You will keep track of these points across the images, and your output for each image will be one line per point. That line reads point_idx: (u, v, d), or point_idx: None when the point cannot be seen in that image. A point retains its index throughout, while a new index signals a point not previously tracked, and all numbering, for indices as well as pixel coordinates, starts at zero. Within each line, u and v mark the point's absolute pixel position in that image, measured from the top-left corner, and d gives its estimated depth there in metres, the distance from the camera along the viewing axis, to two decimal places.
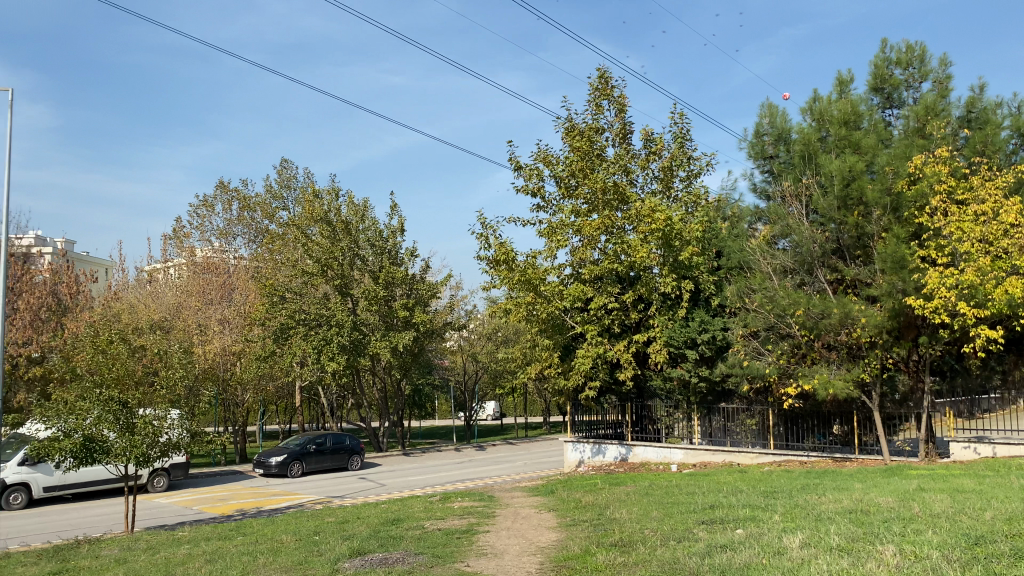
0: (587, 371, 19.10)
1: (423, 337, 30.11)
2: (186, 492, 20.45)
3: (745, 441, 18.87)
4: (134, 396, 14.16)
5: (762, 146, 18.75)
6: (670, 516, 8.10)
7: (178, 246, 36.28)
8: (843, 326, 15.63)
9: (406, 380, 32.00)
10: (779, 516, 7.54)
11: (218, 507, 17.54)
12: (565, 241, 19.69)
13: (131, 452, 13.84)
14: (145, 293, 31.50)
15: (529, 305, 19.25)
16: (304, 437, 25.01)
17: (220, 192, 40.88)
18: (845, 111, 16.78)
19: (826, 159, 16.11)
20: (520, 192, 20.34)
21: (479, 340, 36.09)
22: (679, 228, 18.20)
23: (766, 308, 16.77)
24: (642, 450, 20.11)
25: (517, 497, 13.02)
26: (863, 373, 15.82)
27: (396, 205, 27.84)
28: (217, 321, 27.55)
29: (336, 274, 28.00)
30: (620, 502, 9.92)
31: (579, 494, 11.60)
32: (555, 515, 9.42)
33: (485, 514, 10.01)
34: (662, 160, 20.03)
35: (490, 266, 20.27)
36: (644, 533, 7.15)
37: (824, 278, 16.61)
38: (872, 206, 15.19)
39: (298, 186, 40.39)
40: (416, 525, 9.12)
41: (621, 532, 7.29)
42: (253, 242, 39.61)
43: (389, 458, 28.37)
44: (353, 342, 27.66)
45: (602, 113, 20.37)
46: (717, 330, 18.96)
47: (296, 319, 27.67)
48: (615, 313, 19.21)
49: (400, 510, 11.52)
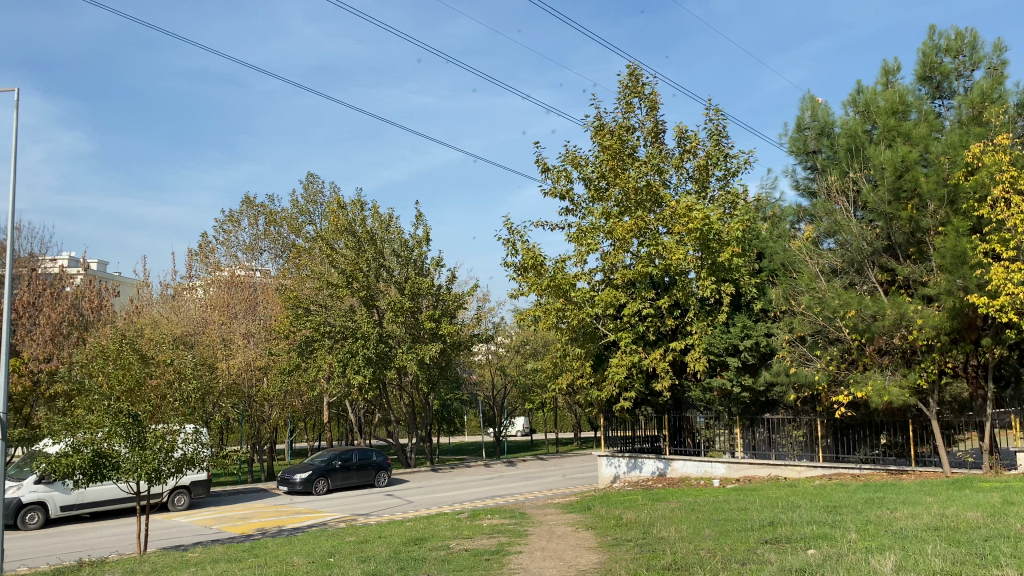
0: (621, 381, 18.17)
1: (450, 348, 29.33)
2: (208, 510, 19.82)
3: (791, 453, 17.82)
4: (145, 409, 13.46)
5: (803, 142, 17.81)
6: (726, 535, 7.20)
7: (203, 262, 35.93)
8: (897, 328, 14.59)
9: (434, 394, 31.25)
10: (853, 534, 6.60)
11: (238, 526, 16.84)
12: (596, 244, 18.84)
13: (142, 468, 13.14)
14: (169, 309, 31.10)
15: (558, 311, 18.45)
16: (329, 452, 24.27)
17: (246, 207, 40.58)
18: (893, 100, 15.79)
19: (874, 152, 15.12)
20: (548, 195, 19.61)
21: (508, 353, 35.21)
22: (717, 227, 17.27)
23: (814, 310, 15.76)
24: (682, 465, 19.13)
25: (551, 514, 12.12)
26: (920, 379, 14.69)
27: (421, 214, 27.16)
28: (241, 336, 27.06)
29: (361, 286, 27.34)
30: (667, 520, 8.98)
31: (619, 511, 10.68)
32: (594, 534, 8.54)
33: (517, 532, 9.13)
34: (696, 158, 19.13)
35: (518, 273, 19.52)
36: (702, 555, 6.25)
37: (875, 277, 15.57)
38: (927, 198, 14.14)
39: (324, 200, 40.00)
40: (440, 546, 8.26)
41: (675, 555, 6.36)
42: (280, 257, 39.12)
43: (417, 475, 27.56)
44: (378, 355, 26.95)
45: (633, 112, 19.57)
46: (760, 336, 17.90)
47: (321, 331, 26.95)
48: (651, 319, 18.25)
49: (425, 529, 10.72)
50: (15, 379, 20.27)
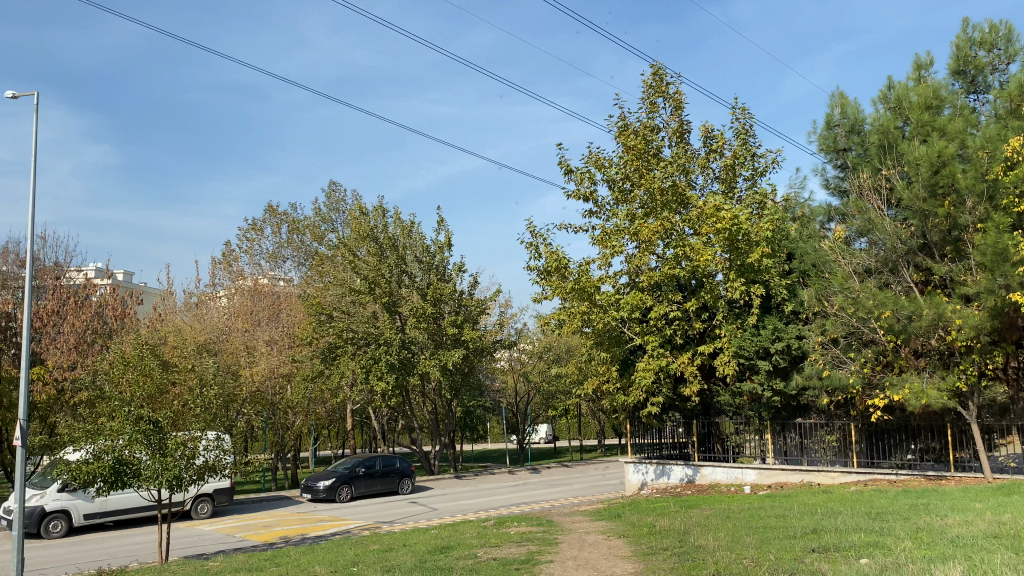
0: (649, 386, 17.81)
1: (473, 355, 29.06)
2: (231, 518, 19.68)
3: (824, 459, 17.39)
4: (166, 416, 13.32)
5: (833, 139, 17.38)
6: (769, 543, 6.86)
7: (226, 270, 35.97)
8: (935, 328, 14.14)
9: (457, 401, 30.99)
10: (906, 542, 6.23)
11: (261, 535, 16.64)
12: (621, 246, 18.51)
13: (163, 475, 12.90)
14: (193, 317, 31.12)
15: (584, 314, 18.12)
16: (352, 460, 24.07)
17: (269, 216, 40.67)
18: (926, 95, 15.33)
19: (908, 148, 14.68)
20: (571, 197, 19.32)
21: (531, 359, 34.88)
22: (746, 227, 16.85)
23: (848, 312, 15.33)
24: (711, 471, 18.77)
25: (579, 522, 11.79)
26: (960, 382, 14.20)
27: (442, 219, 26.96)
28: (264, 343, 27.27)
29: (383, 292, 27.17)
30: (703, 528, 8.63)
31: (651, 518, 10.32)
32: (627, 542, 8.22)
33: (546, 540, 8.80)
34: (723, 158, 18.78)
35: (542, 277, 19.26)
36: (748, 565, 5.90)
37: (910, 277, 15.10)
38: (965, 194, 13.68)
39: (346, 207, 39.98)
40: (467, 554, 7.95)
41: (718, 565, 6.02)
42: (302, 265, 39.12)
43: (441, 482, 27.30)
44: (401, 361, 26.74)
45: (657, 112, 19.25)
46: (791, 339, 17.47)
47: (343, 338, 26.77)
48: (678, 322, 17.88)
49: (451, 537, 10.45)
50: (39, 388, 20.26)
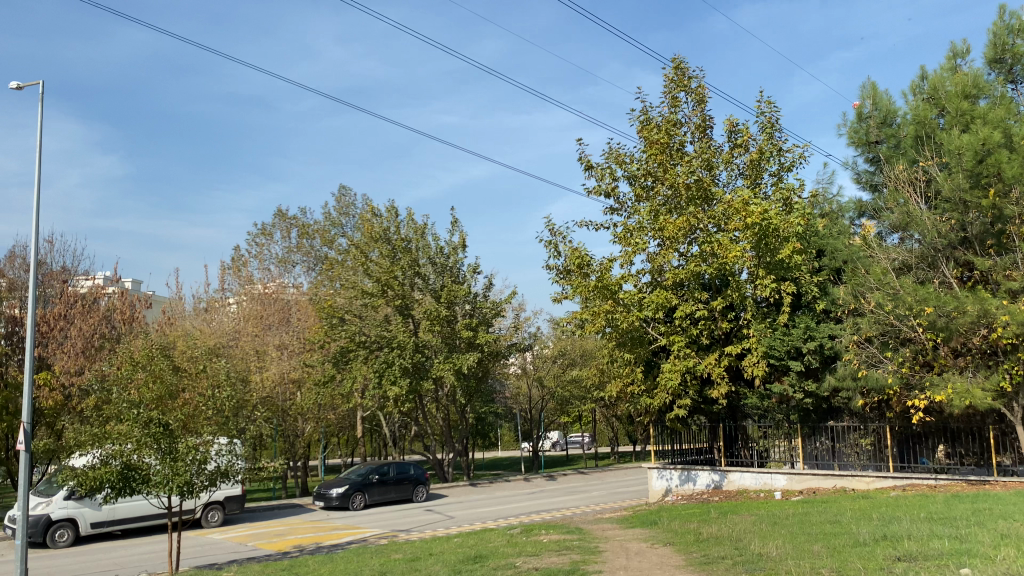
0: (674, 388, 17.18)
1: (487, 359, 28.47)
2: (243, 526, 19.15)
3: (857, 463, 16.79)
4: (176, 419, 12.75)
5: (865, 132, 16.74)
6: (841, 551, 6.25)
7: (234, 275, 35.48)
8: (978, 325, 13.50)
9: (470, 407, 30.41)
10: (1002, 551, 5.60)
11: (274, 544, 16.08)
12: (644, 244, 17.94)
13: (173, 481, 12.44)
14: (202, 322, 30.64)
15: (607, 314, 17.43)
16: (366, 466, 23.47)
17: (278, 220, 40.22)
18: (964, 84, 14.68)
19: (947, 137, 14.08)
20: (591, 193, 18.76)
21: (545, 363, 34.21)
22: (776, 223, 16.28)
23: (886, 309, 14.70)
24: (738, 477, 18.18)
25: (611, 530, 11.17)
26: (1005, 382, 13.52)
27: (456, 220, 26.42)
28: (274, 347, 26.78)
29: (396, 294, 26.67)
30: (754, 535, 8.01)
31: (693, 525, 9.71)
32: (675, 550, 7.61)
33: (587, 548, 8.16)
34: (748, 152, 18.21)
35: (561, 276, 18.73)
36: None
37: (949, 271, 14.48)
38: (1010, 184, 13.01)
39: (356, 211, 39.53)
40: (506, 564, 7.34)
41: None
42: (312, 270, 38.60)
43: (455, 489, 26.69)
44: (414, 366, 26.15)
45: (680, 106, 18.73)
46: (824, 338, 16.90)
47: (356, 342, 26.34)
48: (704, 322, 17.29)
49: (480, 545, 9.86)
50: (46, 393, 19.77)
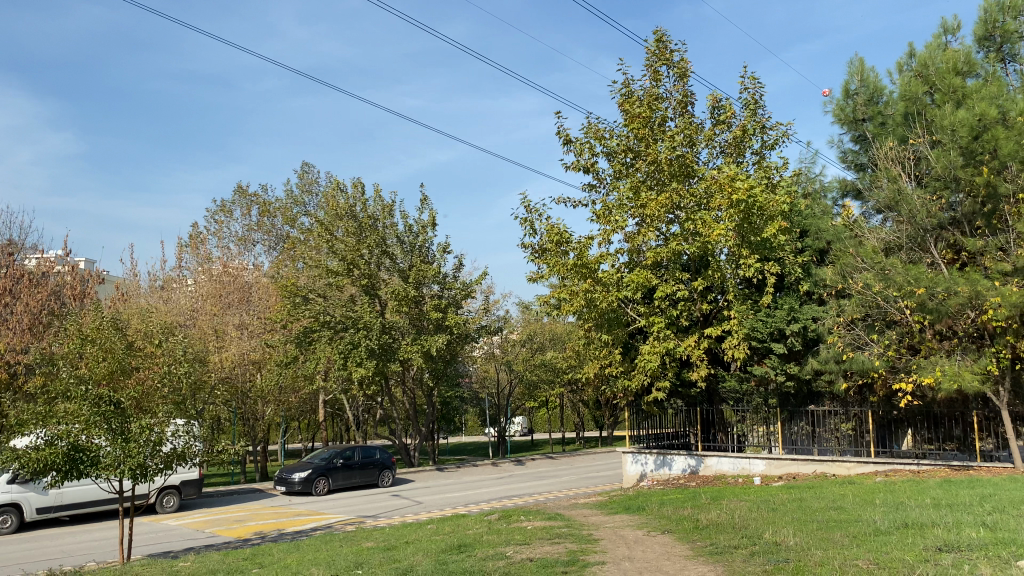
0: (652, 370, 16.61)
1: (455, 341, 27.69)
2: (200, 512, 18.27)
3: (836, 448, 16.45)
4: (129, 397, 11.88)
5: (851, 110, 16.30)
6: (869, 541, 5.68)
7: (192, 253, 34.19)
8: (968, 306, 13.10)
9: (437, 391, 29.67)
10: None
11: (234, 530, 15.27)
12: (623, 222, 17.29)
13: (125, 464, 11.53)
14: (158, 301, 29.44)
15: (585, 294, 16.72)
16: (330, 450, 22.65)
17: (239, 197, 38.91)
18: (954, 60, 14.32)
19: (939, 114, 13.67)
20: (570, 169, 18.08)
21: (514, 347, 33.49)
22: (762, 200, 15.78)
23: (873, 289, 14.29)
24: (715, 461, 17.77)
25: (594, 516, 10.55)
26: (993, 364, 13.13)
27: (425, 197, 25.61)
28: (234, 327, 25.79)
29: (362, 274, 25.79)
30: (759, 522, 7.46)
31: (687, 511, 9.14)
32: (676, 539, 7.03)
33: (581, 536, 7.53)
34: (732, 129, 17.76)
35: (537, 255, 18.06)
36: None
37: (939, 253, 14.12)
38: (1006, 160, 12.52)
39: (319, 189, 38.43)
40: (495, 554, 6.66)
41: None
42: (273, 250, 37.42)
43: (422, 474, 25.96)
44: (381, 347, 25.31)
45: (661, 80, 18.18)
46: (807, 320, 16.59)
47: (320, 321, 25.32)
48: (684, 303, 16.74)
49: (459, 533, 9.20)
50: None
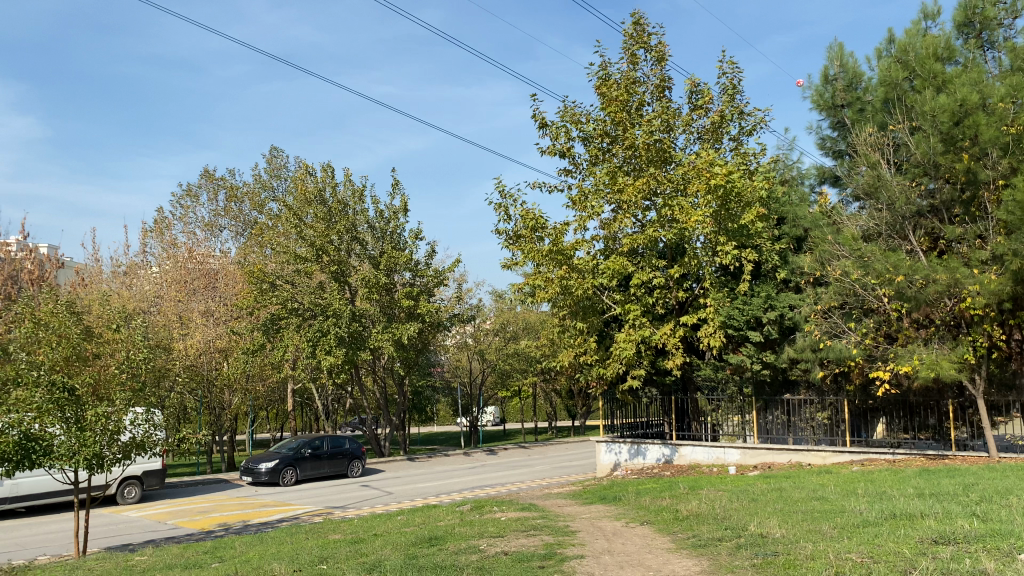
0: (628, 359, 16.34)
1: (427, 329, 27.28)
2: (162, 503, 17.75)
3: (811, 438, 16.30)
4: (84, 383, 11.32)
5: (830, 95, 16.11)
6: (862, 533, 5.39)
7: (158, 238, 33.38)
8: (946, 294, 12.97)
9: (409, 379, 29.24)
10: None
11: (196, 522, 14.79)
12: (599, 209, 16.99)
13: (81, 453, 11.02)
14: (121, 287, 28.69)
15: (561, 281, 16.40)
16: (298, 440, 22.18)
17: (205, 181, 38.08)
18: (934, 46, 14.13)
19: (920, 100, 13.49)
20: (546, 153, 17.73)
21: (486, 337, 33.15)
22: (740, 186, 15.54)
23: (852, 277, 14.13)
24: (689, 451, 17.60)
25: (569, 507, 10.26)
26: (970, 353, 13.03)
27: (397, 182, 25.12)
28: (200, 314, 25.18)
29: (332, 260, 25.26)
30: (742, 513, 7.18)
31: (665, 502, 8.86)
32: (655, 531, 6.72)
33: (558, 528, 7.21)
34: (710, 115, 17.53)
35: (512, 241, 17.71)
36: (874, 569, 4.32)
37: (917, 241, 13.98)
38: (987, 147, 12.37)
39: (288, 175, 37.72)
40: (467, 548, 6.30)
41: (833, 569, 4.41)
42: (241, 236, 36.68)
43: (392, 464, 25.56)
44: (351, 335, 24.82)
45: (639, 64, 17.87)
46: (784, 308, 16.44)
47: (289, 308, 24.81)
48: (660, 291, 16.49)
49: (430, 525, 8.84)
50: None
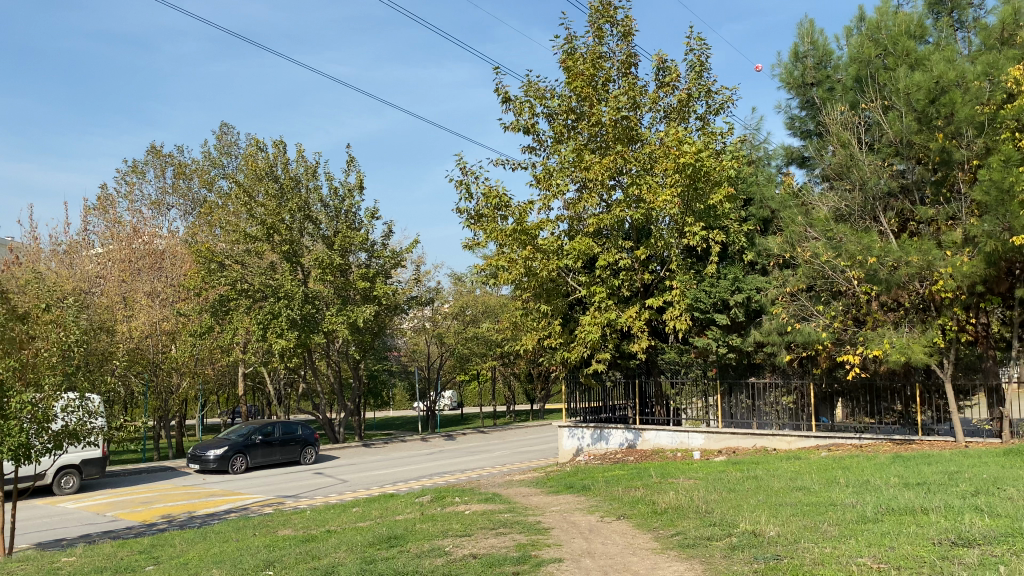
0: (592, 342, 15.85)
1: (383, 312, 26.48)
2: (103, 493, 16.86)
3: (776, 422, 16.03)
4: (10, 367, 10.43)
5: (800, 73, 15.72)
6: (866, 533, 4.94)
7: (100, 216, 31.95)
8: (917, 277, 12.71)
9: (364, 363, 28.45)
10: None
11: (138, 513, 13.97)
12: (564, 187, 16.38)
13: (5, 444, 10.14)
14: (61, 266, 27.37)
15: (525, 262, 15.79)
16: (248, 426, 21.32)
17: (153, 158, 36.60)
18: (907, 23, 13.75)
19: (894, 77, 13.16)
20: (509, 129, 17.07)
21: (445, 320, 32.39)
22: (709, 164, 15.10)
23: (822, 259, 13.80)
24: (653, 435, 17.25)
25: (534, 497, 9.73)
26: (940, 337, 12.81)
27: (352, 159, 24.22)
28: (145, 295, 24.07)
29: (283, 239, 24.26)
30: (725, 506, 6.72)
31: (638, 493, 8.39)
32: (635, 527, 6.22)
33: (529, 524, 6.67)
34: (677, 93, 17.04)
35: (472, 220, 17.07)
36: None
37: (888, 222, 13.72)
38: (962, 126, 12.09)
39: (239, 152, 36.46)
40: (431, 549, 5.73)
41: None
42: (189, 215, 35.36)
43: (347, 450, 24.82)
44: (304, 317, 23.94)
45: (605, 38, 17.29)
46: (751, 290, 16.10)
47: (238, 289, 23.81)
48: (626, 272, 16.02)
49: (388, 519, 8.25)
50: None
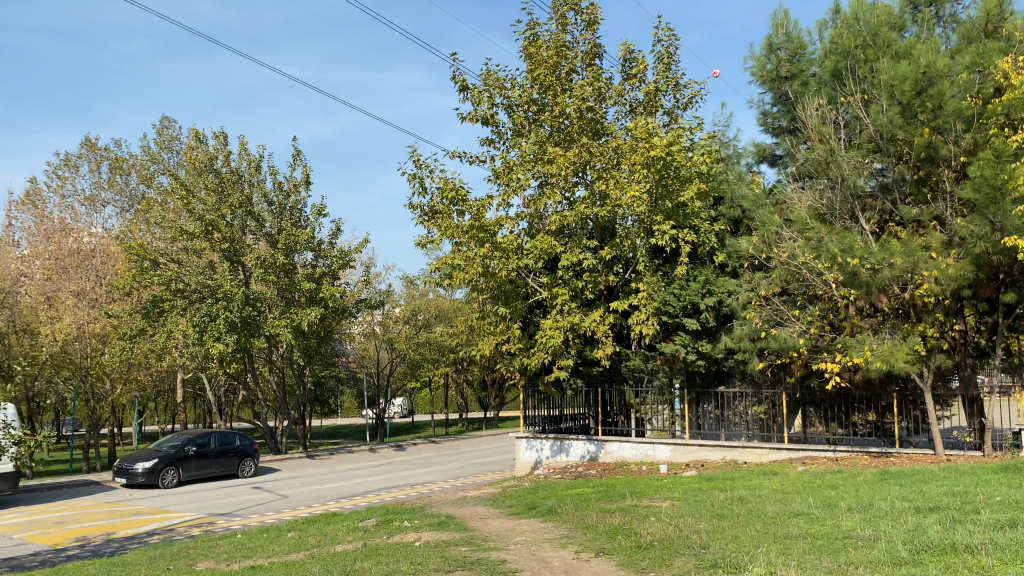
0: (554, 348, 14.81)
1: (330, 315, 25.09)
2: (13, 511, 15.23)
3: (745, 433, 15.22)
4: None
5: (773, 66, 14.95)
6: None
7: (27, 211, 29.95)
8: (899, 281, 11.96)
9: (309, 368, 27.02)
10: None
11: (49, 536, 12.48)
12: (525, 182, 15.34)
13: None
14: None
15: (482, 261, 14.67)
16: (181, 436, 19.79)
17: (87, 151, 34.62)
18: (887, 14, 13.07)
19: (877, 69, 12.44)
20: (467, 120, 15.99)
21: (395, 324, 31.13)
22: (679, 160, 14.19)
23: (799, 260, 12.98)
24: (616, 447, 16.29)
25: (494, 521, 8.61)
26: (922, 344, 12.08)
27: (298, 152, 22.88)
28: (70, 294, 22.36)
29: (223, 237, 22.78)
30: (723, 540, 5.73)
31: (615, 519, 7.36)
32: (621, 570, 5.17)
33: (493, 564, 5.58)
34: (644, 86, 16.19)
35: (427, 217, 15.89)
36: None
37: (867, 222, 12.99)
38: (950, 120, 11.39)
39: (181, 147, 34.73)
40: None
41: None
42: (126, 212, 33.49)
43: (289, 461, 23.34)
44: (243, 320, 22.46)
45: (569, 27, 16.35)
46: (722, 295, 15.29)
47: (172, 289, 22.24)
48: (590, 274, 15.03)
49: (325, 552, 7.06)
50: None
